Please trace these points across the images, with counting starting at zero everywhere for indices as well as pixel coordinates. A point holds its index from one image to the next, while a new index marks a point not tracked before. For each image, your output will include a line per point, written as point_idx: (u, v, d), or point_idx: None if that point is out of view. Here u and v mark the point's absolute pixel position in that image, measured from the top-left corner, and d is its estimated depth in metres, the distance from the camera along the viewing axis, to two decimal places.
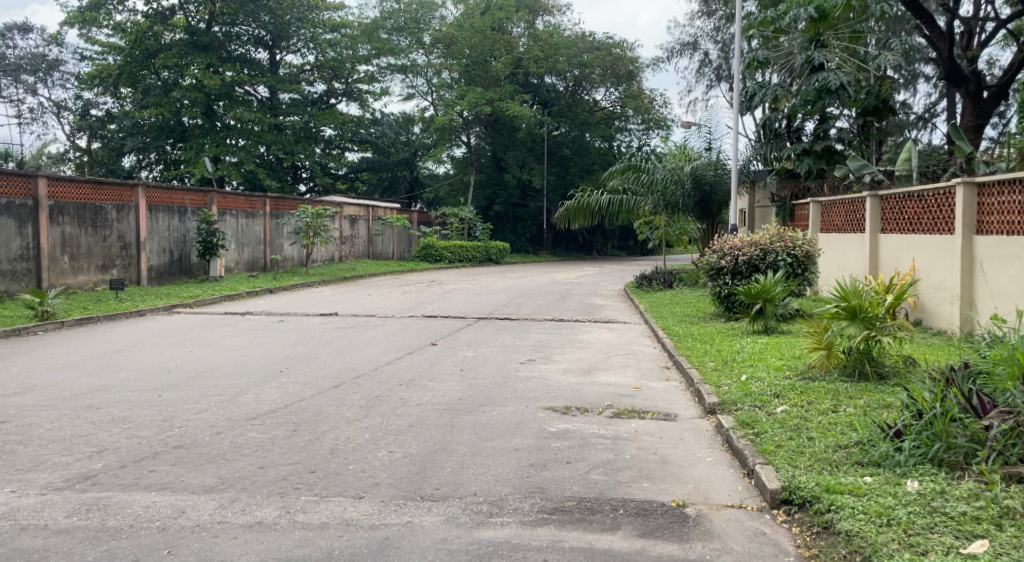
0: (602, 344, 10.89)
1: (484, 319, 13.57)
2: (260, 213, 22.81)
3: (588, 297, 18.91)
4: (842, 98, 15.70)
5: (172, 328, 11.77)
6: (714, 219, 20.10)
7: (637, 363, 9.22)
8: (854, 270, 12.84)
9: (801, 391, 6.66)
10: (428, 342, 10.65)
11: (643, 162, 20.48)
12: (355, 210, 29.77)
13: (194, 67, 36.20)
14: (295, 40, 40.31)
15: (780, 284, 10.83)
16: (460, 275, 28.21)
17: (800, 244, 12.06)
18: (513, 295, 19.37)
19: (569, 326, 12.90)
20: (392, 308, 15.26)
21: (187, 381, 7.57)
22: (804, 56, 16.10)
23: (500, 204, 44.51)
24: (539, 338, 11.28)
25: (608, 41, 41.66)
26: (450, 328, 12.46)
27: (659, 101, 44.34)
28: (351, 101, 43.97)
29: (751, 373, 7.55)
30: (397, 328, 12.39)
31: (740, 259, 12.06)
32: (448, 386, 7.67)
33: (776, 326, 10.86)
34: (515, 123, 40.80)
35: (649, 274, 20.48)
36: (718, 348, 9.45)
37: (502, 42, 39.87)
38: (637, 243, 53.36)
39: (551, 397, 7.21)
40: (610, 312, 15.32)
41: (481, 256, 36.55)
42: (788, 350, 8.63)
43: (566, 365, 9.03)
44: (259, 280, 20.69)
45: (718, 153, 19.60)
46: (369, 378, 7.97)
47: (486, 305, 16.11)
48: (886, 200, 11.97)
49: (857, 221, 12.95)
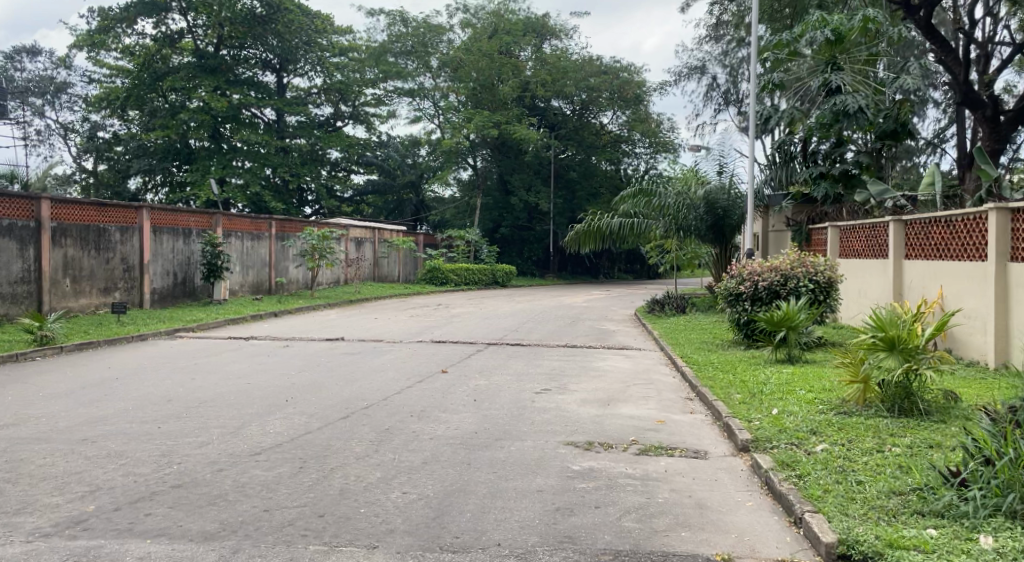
0: (619, 372, 10.51)
1: (495, 345, 13.20)
2: (266, 235, 22.57)
3: (599, 322, 18.55)
4: (859, 122, 15.38)
5: (174, 353, 11.42)
6: (728, 243, 19.76)
7: (657, 393, 8.82)
8: (877, 298, 12.48)
9: (839, 427, 6.30)
10: (439, 369, 10.28)
11: (654, 187, 20.21)
12: (362, 232, 29.55)
13: (202, 90, 36.31)
14: (303, 63, 40.51)
15: (803, 311, 10.48)
16: (468, 299, 27.90)
17: (822, 269, 11.71)
18: (523, 320, 19.01)
19: (582, 353, 12.52)
20: (399, 332, 14.90)
21: (188, 412, 7.19)
22: (821, 78, 15.79)
23: (506, 227, 44.34)
24: (553, 366, 10.90)
25: (615, 65, 41.71)
26: (460, 354, 12.08)
27: (666, 125, 44.31)
28: (358, 124, 44.08)
29: (783, 407, 7.17)
30: (406, 354, 12.02)
31: (760, 285, 11.69)
32: (462, 418, 7.28)
33: (801, 354, 10.49)
34: (522, 146, 40.75)
35: (661, 298, 20.09)
36: (742, 378, 9.08)
37: (510, 66, 39.59)
38: (644, 266, 53.03)
39: (572, 431, 6.81)
40: (623, 337, 14.94)
41: (488, 279, 36.27)
42: (817, 381, 8.26)
43: (585, 395, 8.64)
44: (263, 303, 20.37)
45: (731, 177, 19.28)
46: (379, 409, 7.59)
47: (496, 330, 15.73)
48: (911, 225, 11.65)
49: (879, 246, 12.62)
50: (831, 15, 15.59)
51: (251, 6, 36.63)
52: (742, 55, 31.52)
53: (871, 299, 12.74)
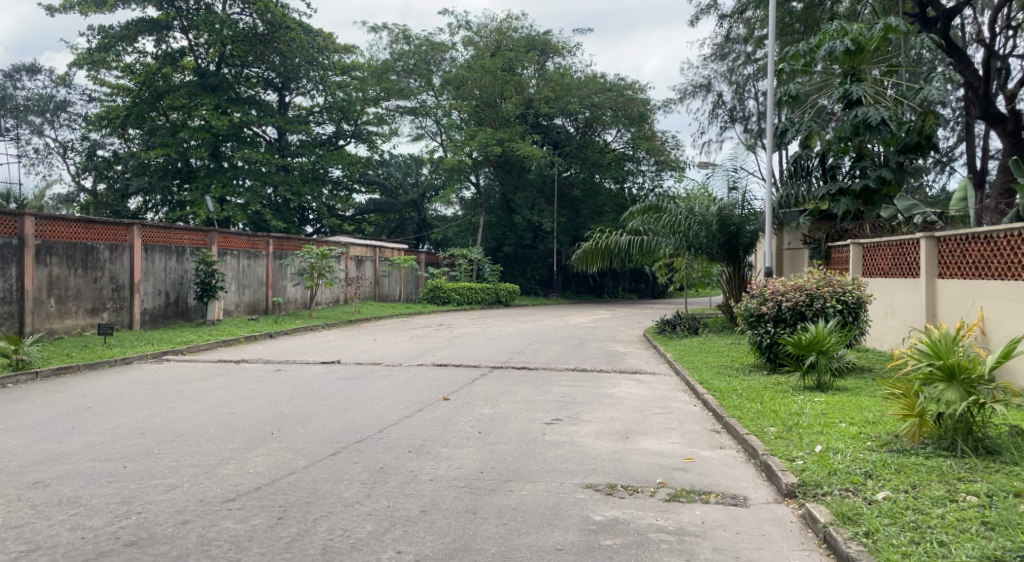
0: (635, 400, 9.72)
1: (500, 369, 12.43)
2: (263, 254, 21.90)
3: (607, 343, 17.78)
4: (882, 135, 14.65)
5: (158, 377, 10.66)
6: (741, 261, 19.05)
7: (680, 425, 8.05)
8: (908, 320, 11.77)
9: (895, 469, 5.57)
10: (441, 396, 9.50)
11: (665, 202, 19.58)
12: (362, 251, 28.89)
13: (202, 108, 35.88)
14: (305, 82, 40.15)
15: (835, 334, 9.78)
16: (471, 319, 27.16)
17: (850, 290, 10.97)
18: (528, 341, 18.24)
19: (593, 378, 11.74)
20: (400, 355, 14.15)
21: (160, 447, 6.42)
22: (840, 89, 15.11)
23: (509, 246, 43.63)
24: (563, 392, 10.12)
25: (620, 82, 41.27)
26: (464, 379, 11.31)
27: (671, 142, 43.69)
28: (360, 142, 43.63)
29: (827, 442, 6.44)
30: (406, 379, 11.25)
31: (783, 305, 10.97)
32: (466, 454, 6.50)
33: (832, 381, 9.77)
34: (526, 164, 40.22)
35: (672, 318, 19.31)
36: (771, 406, 8.37)
37: (513, 83, 39.12)
38: (649, 285, 52.35)
39: (590, 471, 6.03)
40: (635, 360, 14.17)
41: (490, 298, 35.53)
42: (858, 412, 7.53)
43: (600, 427, 7.86)
44: (259, 324, 19.62)
45: (744, 194, 18.60)
46: (374, 443, 6.81)
47: (500, 352, 14.95)
48: (945, 242, 10.99)
49: (909, 265, 11.94)
50: (851, 25, 14.98)
51: (253, 24, 36.34)
52: (749, 72, 31.06)
53: (901, 321, 12.02)
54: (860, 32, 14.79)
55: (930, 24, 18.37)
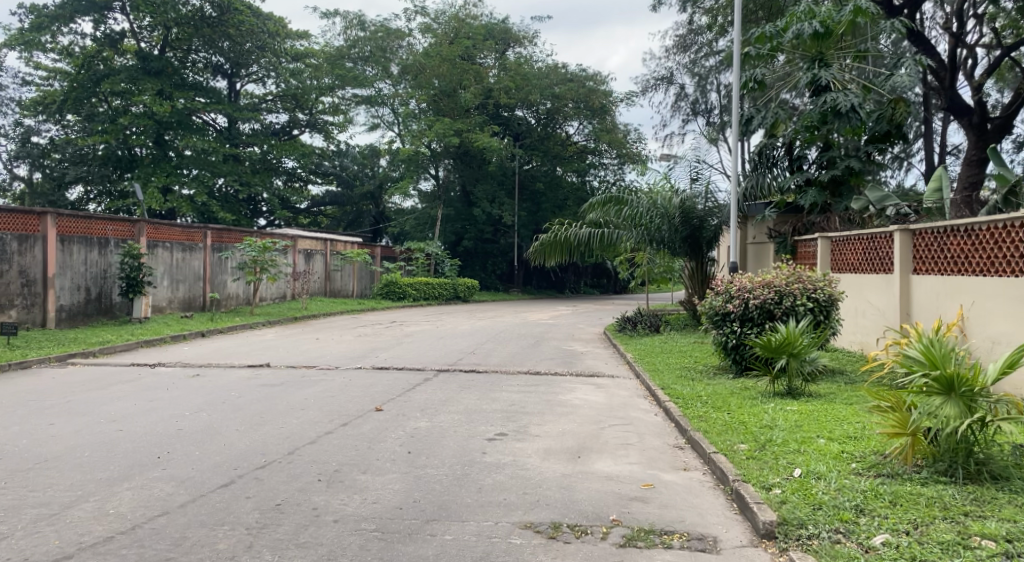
0: (591, 409, 8.77)
1: (445, 372, 11.36)
2: (200, 247, 20.50)
3: (565, 342, 16.83)
4: (851, 123, 13.96)
5: (53, 384, 9.40)
6: (703, 256, 18.31)
7: (639, 440, 7.10)
8: (881, 318, 11.05)
9: (889, 501, 4.69)
10: (375, 405, 8.43)
11: (626, 194, 18.69)
12: (311, 244, 27.54)
13: (143, 93, 34.01)
14: (256, 68, 38.46)
15: (807, 335, 8.97)
16: (426, 315, 26.06)
17: (821, 286, 10.18)
18: (482, 339, 17.23)
19: (546, 382, 10.76)
20: (339, 356, 12.98)
21: (8, 480, 5.27)
22: (808, 75, 14.38)
23: (468, 240, 42.61)
24: (512, 401, 9.10)
25: (581, 73, 40.28)
26: (404, 384, 10.24)
27: (633, 136, 42.98)
28: (315, 132, 42.15)
29: (807, 465, 5.55)
30: (339, 384, 10.14)
31: (751, 304, 10.14)
32: (386, 483, 5.44)
33: (803, 387, 8.95)
34: (486, 156, 39.10)
35: (632, 315, 18.46)
36: (738, 418, 7.51)
37: (472, 72, 37.95)
38: (612, 280, 51.84)
39: (531, 505, 5.04)
40: (593, 361, 13.27)
41: (449, 293, 34.38)
42: (838, 426, 6.68)
43: (549, 443, 6.87)
44: (192, 322, 18.26)
45: (707, 185, 17.88)
46: (278, 470, 5.71)
47: (449, 352, 13.91)
48: (921, 236, 10.28)
49: (881, 260, 11.22)
50: (819, 8, 14.27)
51: (199, 7, 34.58)
52: (712, 64, 30.42)
53: (872, 320, 11.33)
54: (829, 15, 14.06)
55: (896, 11, 17.82)
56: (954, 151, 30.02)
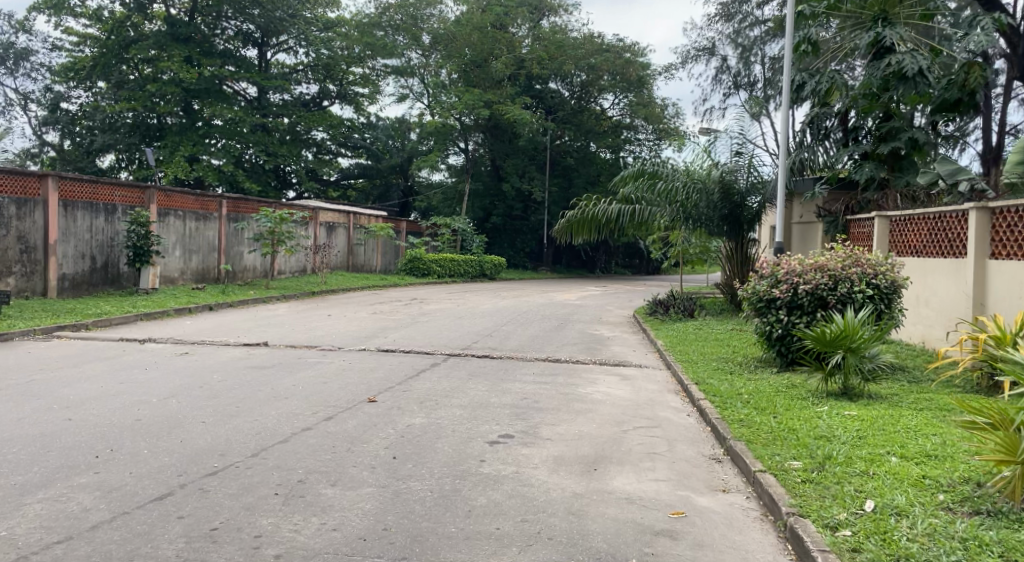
0: (615, 406, 7.72)
1: (456, 357, 10.37)
2: (215, 216, 19.72)
3: (590, 326, 15.76)
4: (917, 89, 12.59)
5: (24, 361, 8.56)
6: (743, 235, 17.01)
7: (668, 450, 6.03)
8: (949, 309, 9.78)
9: (1002, 556, 3.52)
10: (368, 396, 7.44)
11: (662, 168, 17.39)
12: (333, 216, 26.73)
13: (171, 60, 33.19)
14: (287, 37, 37.69)
15: (868, 326, 7.77)
16: (449, 292, 25.12)
17: (883, 271, 8.92)
18: (502, 320, 16.20)
19: (566, 372, 9.70)
20: (344, 335, 12.06)
21: None
22: (871, 34, 13.02)
23: (497, 216, 41.51)
24: (525, 394, 8.07)
25: (618, 44, 38.64)
26: (408, 370, 9.26)
27: (670, 111, 41.33)
28: (345, 104, 41.31)
29: (881, 497, 4.41)
30: (337, 368, 9.19)
31: (801, 289, 8.95)
32: (357, 502, 4.44)
33: (861, 387, 7.76)
34: (517, 129, 37.81)
35: (665, 298, 17.28)
36: (788, 425, 6.38)
37: (504, 41, 36.55)
38: (644, 260, 50.43)
39: (530, 539, 3.99)
40: (619, 348, 12.18)
41: (475, 271, 33.40)
42: (913, 443, 5.50)
43: (561, 452, 5.83)
44: (202, 294, 17.52)
45: (751, 158, 16.54)
46: (230, 477, 4.72)
47: (464, 334, 12.91)
48: (1000, 215, 8.95)
49: (952, 242, 9.88)
50: None
51: None
52: (757, 34, 28.73)
53: (939, 311, 10.05)
54: None
55: None
56: (1013, 130, 28.07)
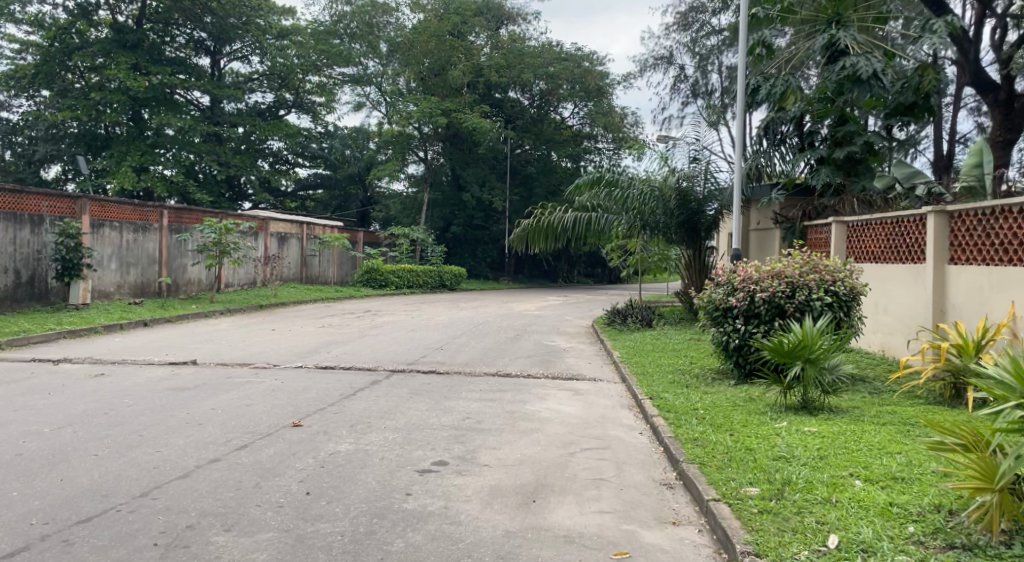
0: (563, 425, 7.19)
1: (399, 374, 9.76)
2: (155, 227, 18.80)
3: (547, 337, 15.26)
4: (873, 92, 12.40)
5: None
6: (701, 243, 16.71)
7: (616, 475, 5.52)
8: (910, 317, 9.48)
9: None
10: (292, 420, 6.79)
11: (618, 175, 17.01)
12: (284, 227, 25.88)
13: (117, 66, 31.77)
14: (241, 45, 36.66)
15: (828, 336, 7.37)
16: (405, 304, 24.44)
17: (842, 278, 8.55)
18: (455, 333, 15.61)
19: (516, 387, 9.17)
20: (283, 352, 11.36)
21: None
22: (825, 37, 12.82)
23: (458, 226, 40.83)
24: (468, 413, 7.51)
25: (577, 53, 38.44)
26: (344, 389, 8.61)
27: (630, 120, 41.22)
28: (301, 113, 40.21)
29: (848, 530, 3.94)
30: (267, 387, 8.51)
31: (758, 297, 8.56)
32: (250, 552, 3.83)
33: (821, 400, 7.35)
34: (476, 138, 37.29)
35: (623, 307, 16.88)
36: (744, 444, 5.92)
37: (462, 49, 36.04)
38: (606, 270, 50.26)
39: None
40: (574, 360, 11.68)
41: (434, 281, 32.72)
42: (878, 465, 5.08)
43: (498, 480, 5.28)
44: (139, 309, 16.62)
45: (708, 164, 16.26)
46: (105, 526, 4.08)
47: (411, 348, 12.29)
48: (959, 219, 8.68)
49: (911, 247, 9.61)
50: None
51: None
52: (714, 43, 28.69)
53: (898, 318, 9.77)
54: None
55: None
56: (963, 139, 28.49)
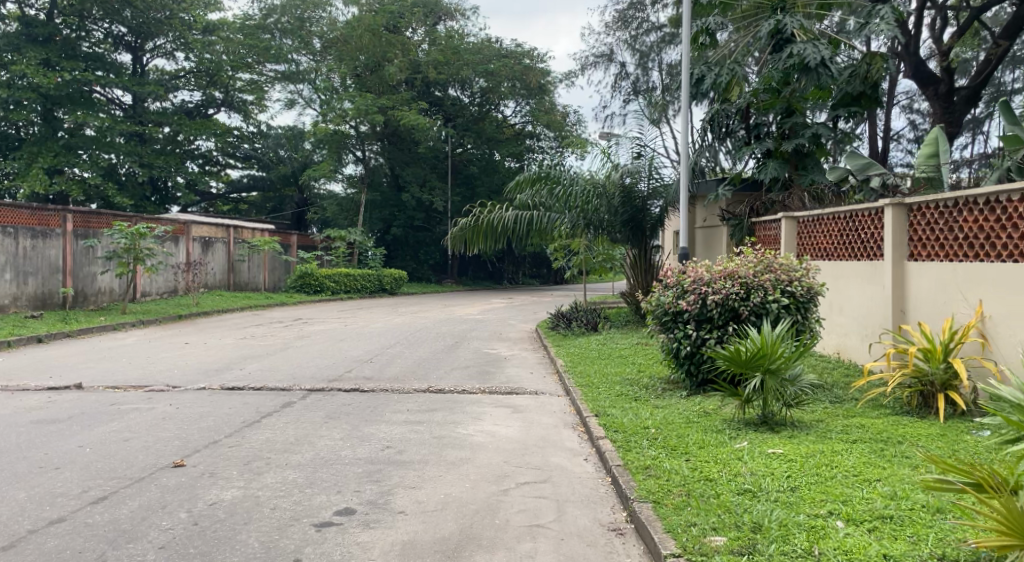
0: (498, 452, 6.28)
1: (319, 393, 8.73)
2: (58, 233, 17.20)
3: (487, 344, 14.35)
4: (821, 81, 11.87)
5: None
6: (647, 242, 16.01)
7: (556, 519, 4.64)
8: (868, 319, 8.89)
9: None
10: (174, 459, 5.73)
11: (559, 172, 16.22)
12: (208, 231, 24.32)
13: (25, 62, 29.27)
14: (165, 41, 34.47)
15: (788, 343, 6.64)
16: (339, 310, 23.16)
17: (799, 277, 7.84)
18: (389, 341, 14.53)
19: (448, 405, 8.23)
20: (188, 370, 10.15)
21: None
22: (770, 23, 12.27)
23: (398, 227, 39.46)
24: (388, 441, 6.53)
25: (517, 49, 37.63)
26: (248, 414, 7.52)
27: (572, 118, 40.68)
28: (232, 112, 38.00)
29: None
30: (156, 415, 7.35)
31: (711, 300, 7.84)
32: None
33: (781, 415, 6.60)
34: (417, 136, 36.07)
35: (568, 310, 16.08)
36: (703, 473, 5.10)
37: (398, 45, 34.73)
38: (551, 270, 49.70)
39: None
40: (515, 371, 10.79)
41: (373, 285, 31.41)
42: (859, 499, 4.33)
43: (413, 533, 4.35)
44: (36, 323, 15.03)
45: (652, 160, 15.60)
46: None
47: (337, 362, 11.20)
48: (918, 212, 8.11)
49: (867, 243, 9.02)
50: None
51: None
52: (654, 39, 28.22)
53: (856, 319, 9.17)
54: None
55: None
56: (896, 136, 28.81)
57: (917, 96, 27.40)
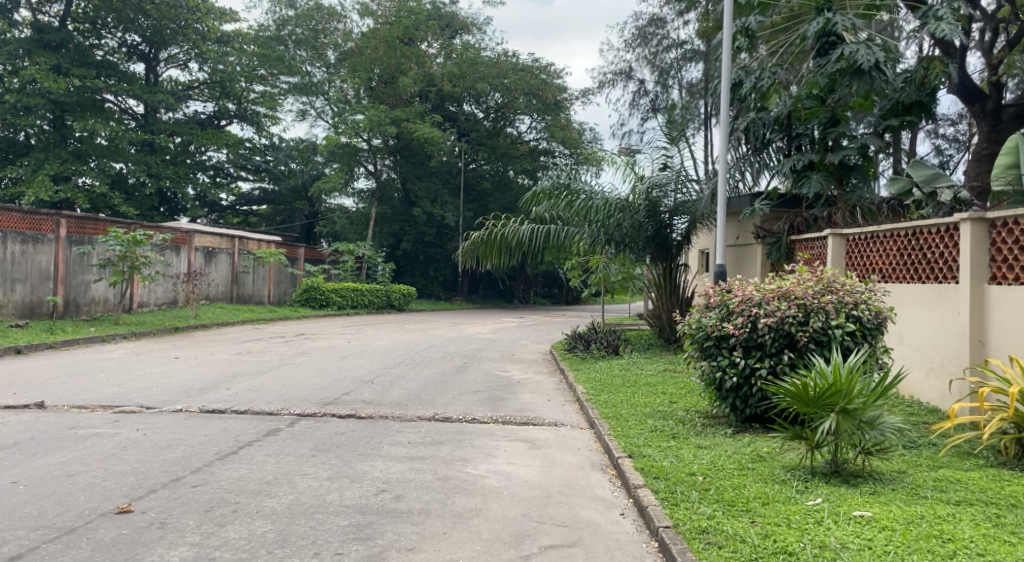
0: (514, 500, 5.19)
1: (309, 419, 7.68)
2: (50, 238, 16.30)
3: (499, 366, 13.27)
4: (875, 85, 10.83)
5: None
6: (672, 260, 14.93)
7: None
8: (938, 350, 7.77)
9: None
10: (120, 503, 4.69)
11: (579, 183, 15.21)
12: (210, 240, 23.43)
13: (36, 66, 28.39)
14: (179, 50, 33.68)
15: (864, 377, 5.53)
16: (343, 326, 22.15)
17: (866, 300, 6.74)
18: (393, 361, 13.48)
19: (457, 437, 7.16)
20: (169, 389, 9.12)
21: None
22: (817, 22, 11.26)
23: (409, 243, 38.43)
24: (384, 483, 5.46)
25: (535, 64, 36.74)
26: (225, 443, 6.47)
27: (588, 136, 39.82)
28: (244, 124, 37.10)
29: None
30: (117, 443, 6.32)
31: (763, 325, 6.75)
32: None
33: (855, 464, 5.47)
34: (430, 151, 35.22)
35: (586, 331, 15.00)
36: (779, 543, 4.01)
37: (412, 57, 34.04)
38: (563, 289, 48.64)
39: None
40: (531, 397, 9.73)
41: (381, 302, 30.42)
42: None
43: None
44: (18, 333, 14.06)
45: (679, 172, 14.59)
46: None
47: (334, 384, 10.15)
48: (1003, 228, 7.02)
49: (936, 265, 7.93)
50: None
51: None
52: (676, 56, 27.24)
53: (922, 351, 8.05)
54: None
55: None
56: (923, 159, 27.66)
57: (946, 119, 26.32)
